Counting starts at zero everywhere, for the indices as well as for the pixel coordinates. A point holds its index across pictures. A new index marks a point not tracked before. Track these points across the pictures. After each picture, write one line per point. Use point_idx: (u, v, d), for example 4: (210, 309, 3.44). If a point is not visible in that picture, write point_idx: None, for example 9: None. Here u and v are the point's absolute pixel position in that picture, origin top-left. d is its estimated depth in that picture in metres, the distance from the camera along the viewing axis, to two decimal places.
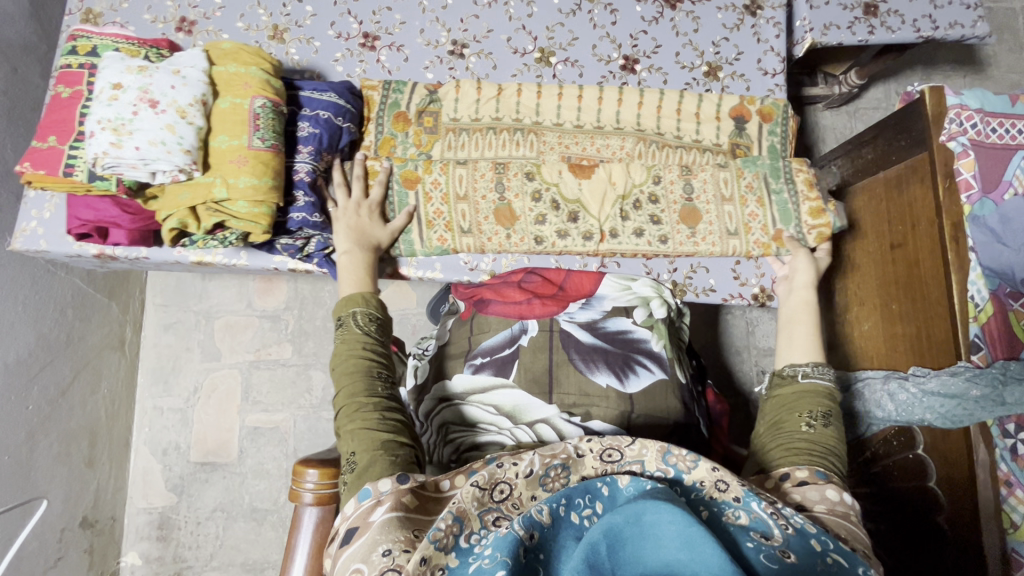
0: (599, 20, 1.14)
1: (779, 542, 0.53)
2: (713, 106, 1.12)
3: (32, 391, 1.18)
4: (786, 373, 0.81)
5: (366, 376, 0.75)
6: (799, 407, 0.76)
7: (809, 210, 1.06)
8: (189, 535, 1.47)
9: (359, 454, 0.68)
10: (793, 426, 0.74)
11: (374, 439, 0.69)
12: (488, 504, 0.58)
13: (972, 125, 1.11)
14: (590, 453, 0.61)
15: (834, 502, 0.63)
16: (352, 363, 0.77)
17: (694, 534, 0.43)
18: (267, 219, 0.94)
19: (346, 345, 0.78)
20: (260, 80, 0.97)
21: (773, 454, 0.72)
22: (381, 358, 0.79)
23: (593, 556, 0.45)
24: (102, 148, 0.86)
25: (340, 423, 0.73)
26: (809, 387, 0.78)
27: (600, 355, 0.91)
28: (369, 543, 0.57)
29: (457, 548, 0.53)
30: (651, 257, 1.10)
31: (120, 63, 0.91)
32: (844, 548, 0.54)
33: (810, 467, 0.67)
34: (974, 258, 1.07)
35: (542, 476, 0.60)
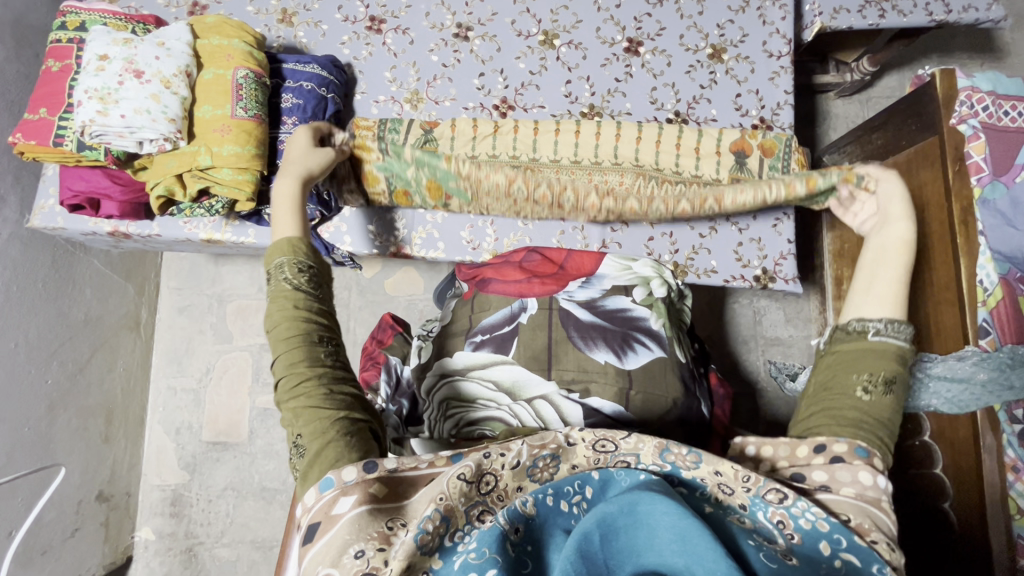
0: (603, 3, 1.14)
1: (783, 547, 0.50)
2: (713, 140, 1.09)
3: (51, 367, 1.22)
4: (852, 326, 0.68)
5: (304, 343, 0.64)
6: (857, 367, 0.64)
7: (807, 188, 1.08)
8: (200, 512, 1.51)
9: (307, 438, 0.59)
10: (849, 390, 0.63)
11: (320, 420, 0.59)
12: (475, 498, 0.53)
13: (984, 108, 1.09)
14: (582, 442, 0.56)
15: (865, 486, 0.56)
16: (287, 330, 0.64)
17: (687, 526, 0.42)
18: (252, 187, 0.88)
19: (279, 307, 0.66)
20: (243, 51, 0.90)
21: (816, 419, 0.63)
22: (321, 317, 0.67)
23: (585, 545, 0.44)
24: (89, 117, 0.80)
25: (280, 402, 0.62)
26: (879, 347, 0.64)
27: (599, 332, 0.92)
28: (338, 542, 0.50)
29: (440, 548, 0.49)
30: (653, 239, 1.11)
31: (107, 35, 0.83)
32: (857, 544, 0.50)
33: (850, 442, 0.58)
34: (984, 241, 1.07)
35: (529, 466, 0.55)
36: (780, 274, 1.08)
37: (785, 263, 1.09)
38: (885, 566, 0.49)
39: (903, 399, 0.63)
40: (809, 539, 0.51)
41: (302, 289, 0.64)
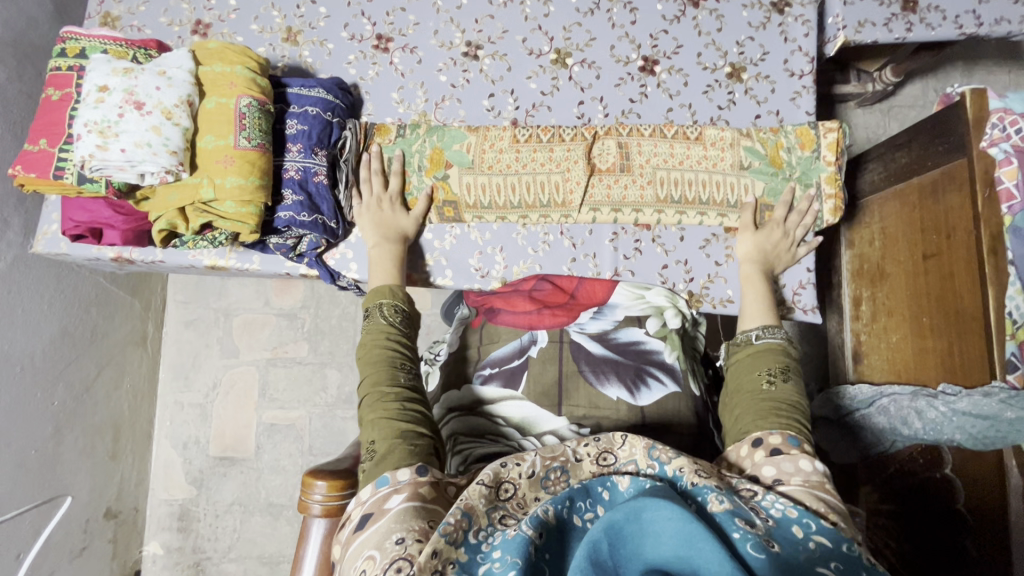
0: (618, 19, 1.10)
1: (762, 531, 0.52)
2: (738, 156, 1.04)
3: (59, 388, 1.22)
4: (742, 338, 0.87)
5: (387, 367, 0.76)
6: (760, 367, 0.81)
7: (831, 208, 1.03)
8: (208, 527, 1.51)
9: (378, 443, 0.68)
10: (755, 385, 0.79)
11: (392, 428, 0.69)
12: (495, 502, 0.58)
13: (1016, 131, 1.05)
14: (587, 457, 0.61)
15: (808, 472, 0.64)
16: (375, 353, 0.77)
17: (692, 533, 0.43)
18: (256, 220, 0.85)
19: (371, 335, 0.79)
20: (247, 78, 0.87)
21: (739, 419, 0.76)
22: (406, 349, 0.79)
23: (595, 554, 0.44)
24: (89, 151, 0.78)
25: (361, 414, 0.73)
26: (763, 348, 0.83)
27: (611, 366, 0.89)
28: (383, 531, 0.56)
29: (465, 543, 0.52)
30: (668, 266, 1.07)
31: (106, 64, 0.81)
32: (825, 527, 0.55)
33: (783, 433, 0.70)
34: (1014, 272, 1.01)
35: (542, 478, 0.60)
36: (799, 305, 1.04)
37: (805, 292, 1.05)
38: (852, 545, 0.53)
39: (800, 385, 0.79)
40: (782, 523, 0.55)
41: (394, 323, 0.78)
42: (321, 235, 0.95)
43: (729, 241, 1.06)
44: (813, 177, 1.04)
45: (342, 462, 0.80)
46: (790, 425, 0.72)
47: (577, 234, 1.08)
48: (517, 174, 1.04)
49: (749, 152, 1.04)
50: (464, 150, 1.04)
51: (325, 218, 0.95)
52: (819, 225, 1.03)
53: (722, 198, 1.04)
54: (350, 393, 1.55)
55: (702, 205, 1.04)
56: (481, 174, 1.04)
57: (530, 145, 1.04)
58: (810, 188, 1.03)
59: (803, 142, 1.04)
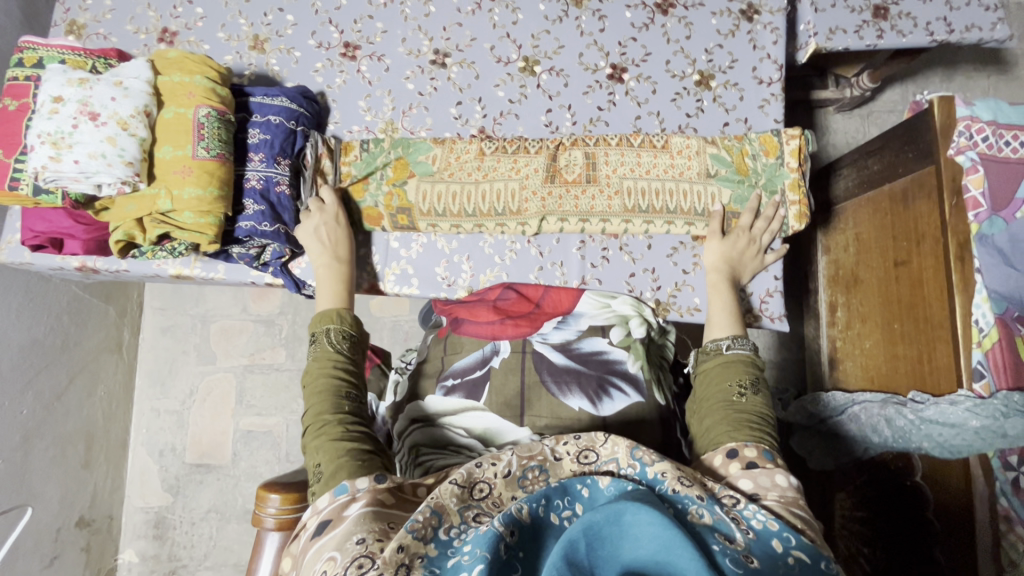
0: (587, 27, 1.10)
1: (741, 545, 0.53)
2: (705, 163, 1.04)
3: (27, 397, 1.21)
4: (710, 348, 0.86)
5: (334, 394, 0.73)
6: (730, 378, 0.79)
7: (795, 215, 1.03)
8: (183, 534, 1.50)
9: (325, 466, 0.66)
10: (726, 396, 0.78)
11: (339, 449, 0.67)
12: (468, 501, 0.57)
13: (982, 139, 1.04)
14: (567, 455, 0.61)
15: (784, 487, 0.63)
16: (320, 378, 0.74)
17: (670, 539, 0.43)
18: (215, 230, 0.85)
19: (315, 361, 0.76)
20: (206, 88, 0.86)
21: (710, 430, 0.75)
22: (352, 370, 0.77)
23: (572, 553, 0.43)
24: (41, 162, 0.77)
25: (307, 440, 0.70)
26: (731, 359, 0.82)
27: (573, 377, 0.89)
28: (342, 534, 0.55)
29: (435, 540, 0.52)
30: (635, 275, 1.06)
31: (62, 75, 0.80)
32: (806, 544, 0.54)
33: (759, 448, 0.69)
34: (980, 280, 1.02)
35: (519, 477, 0.59)
36: (766, 313, 1.04)
37: (772, 300, 1.05)
38: (830, 562, 0.53)
39: (769, 396, 0.78)
40: (763, 536, 0.55)
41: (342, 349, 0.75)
42: (283, 245, 0.94)
43: (696, 249, 1.06)
44: (778, 185, 1.03)
45: (298, 474, 0.80)
46: (764, 438, 0.71)
47: (544, 243, 1.08)
48: (478, 183, 1.04)
49: (715, 159, 1.04)
50: (429, 162, 1.04)
51: (287, 228, 0.94)
52: (786, 231, 1.03)
53: (689, 206, 1.03)
54: None
55: (670, 213, 1.04)
56: (441, 182, 1.04)
57: (488, 152, 1.04)
58: (776, 196, 1.03)
59: (767, 150, 1.04)
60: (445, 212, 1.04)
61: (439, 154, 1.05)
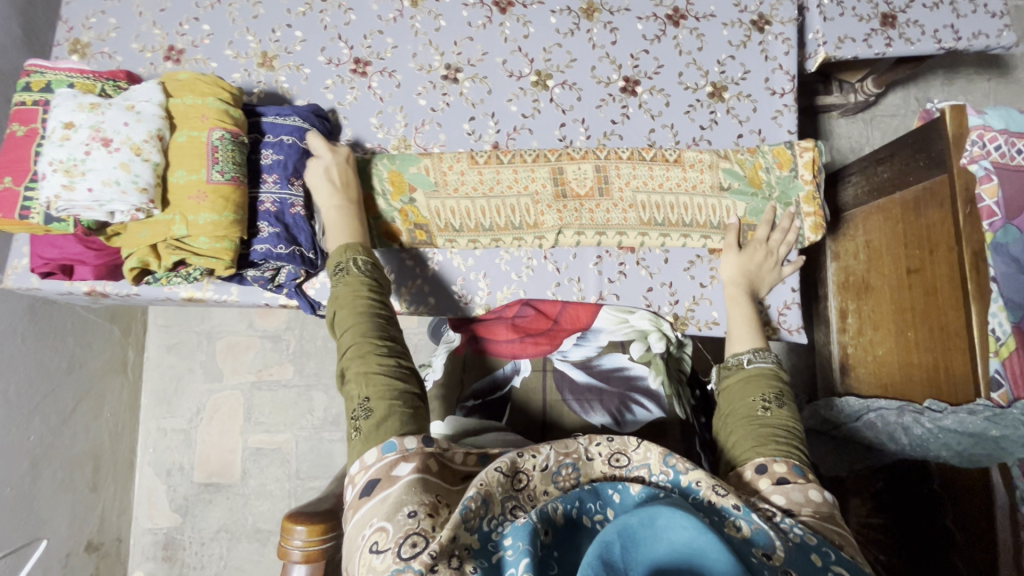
0: (599, 40, 1.09)
1: (780, 562, 0.50)
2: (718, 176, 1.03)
3: (34, 422, 1.19)
4: (731, 363, 0.84)
5: (374, 320, 0.71)
6: (752, 391, 0.78)
7: (810, 226, 1.03)
8: (193, 555, 1.48)
9: (373, 402, 0.64)
10: (750, 410, 0.76)
11: (388, 386, 0.65)
12: (510, 491, 0.55)
13: (996, 148, 1.05)
14: (599, 456, 0.59)
15: (817, 502, 0.62)
16: (359, 306, 0.71)
17: (707, 543, 0.42)
18: (232, 255, 0.84)
19: (349, 289, 0.73)
20: (219, 110, 0.85)
21: (736, 446, 0.73)
22: (386, 302, 0.75)
23: (607, 554, 0.42)
24: (54, 192, 0.75)
25: (348, 368, 0.67)
26: (754, 372, 0.81)
27: (595, 395, 0.89)
28: (394, 501, 0.55)
29: (479, 530, 0.51)
30: (652, 289, 1.06)
31: (72, 100, 0.79)
32: (846, 560, 0.53)
33: (787, 462, 0.67)
34: (996, 289, 1.02)
35: (554, 473, 0.57)
36: (784, 325, 1.04)
37: (790, 312, 1.05)
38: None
39: (796, 409, 0.76)
40: (801, 549, 0.53)
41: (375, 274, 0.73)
42: (299, 267, 0.93)
43: (713, 262, 1.05)
44: (792, 196, 1.03)
45: (322, 502, 0.78)
46: (791, 451, 0.69)
47: (561, 258, 1.06)
48: (486, 198, 1.03)
49: (727, 173, 1.03)
50: (424, 173, 1.02)
51: (302, 250, 0.93)
52: (801, 243, 1.03)
53: (704, 220, 1.03)
54: (337, 414, 1.53)
55: (685, 227, 1.04)
56: (447, 198, 1.03)
57: (498, 167, 1.03)
58: (790, 207, 1.03)
59: (780, 162, 1.04)
60: (461, 228, 1.03)
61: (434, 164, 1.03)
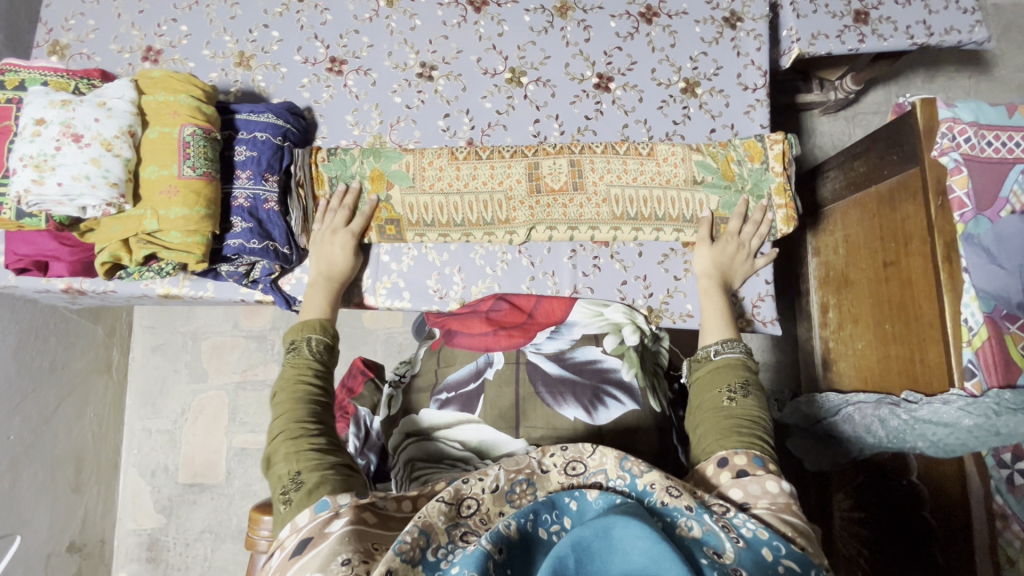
0: (572, 37, 1.10)
1: (730, 560, 0.52)
2: (690, 168, 1.04)
3: (15, 422, 1.19)
4: (701, 355, 0.84)
5: (313, 399, 0.73)
6: (718, 383, 0.78)
7: (782, 218, 1.03)
8: (178, 556, 1.48)
9: (304, 474, 0.64)
10: (715, 402, 0.76)
11: (321, 458, 0.66)
12: (456, 519, 0.56)
13: (966, 140, 1.06)
14: (554, 468, 0.60)
15: (775, 494, 0.62)
16: (300, 387, 0.74)
17: (661, 554, 0.43)
18: (203, 249, 0.84)
19: (293, 371, 0.76)
20: (191, 106, 0.86)
21: (702, 439, 0.73)
22: (328, 383, 0.77)
23: (560, 567, 0.43)
24: (25, 186, 0.76)
25: (280, 446, 0.68)
26: (723, 362, 0.81)
27: (568, 387, 0.89)
28: (326, 553, 0.54)
29: (423, 562, 0.51)
30: (627, 282, 1.06)
31: (44, 97, 0.80)
32: (795, 552, 0.55)
33: (748, 454, 0.67)
34: (967, 279, 1.02)
35: (508, 492, 0.58)
36: (758, 317, 1.04)
37: (764, 304, 1.05)
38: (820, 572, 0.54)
39: (762, 398, 0.76)
40: (753, 544, 0.55)
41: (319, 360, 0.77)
42: (273, 262, 0.94)
43: (687, 255, 1.06)
44: (764, 188, 1.04)
45: None
46: (753, 442, 0.69)
47: (535, 252, 1.07)
48: (461, 194, 1.03)
49: (701, 166, 1.04)
50: (404, 169, 1.02)
51: (276, 245, 0.94)
52: (774, 235, 1.03)
53: (677, 213, 1.04)
54: None
55: (656, 220, 1.04)
56: (423, 193, 1.03)
57: (472, 162, 1.04)
58: (763, 199, 1.04)
59: (751, 155, 1.05)
60: (435, 221, 1.03)
61: (413, 160, 1.03)
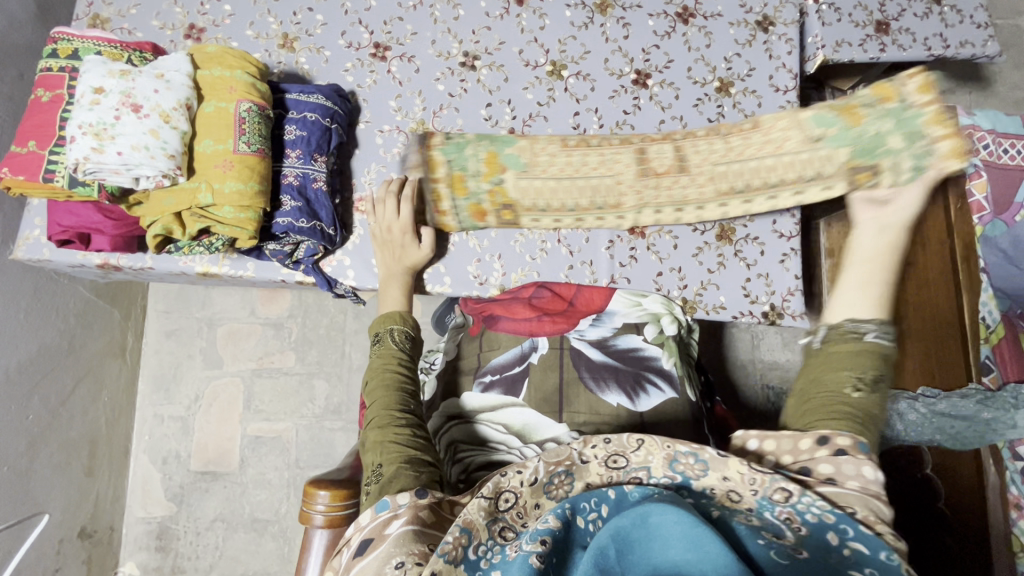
0: (611, 34, 1.13)
1: (791, 541, 0.49)
2: (812, 126, 0.92)
3: (33, 402, 1.17)
4: (850, 328, 0.69)
5: (399, 391, 0.77)
6: (847, 366, 0.67)
7: (949, 149, 0.86)
8: (188, 545, 1.45)
9: (385, 467, 0.67)
10: (837, 386, 0.66)
11: (401, 453, 0.68)
12: (495, 513, 0.55)
13: (985, 146, 1.08)
14: (594, 458, 0.58)
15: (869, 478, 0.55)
16: (386, 378, 0.78)
17: (700, 535, 0.42)
18: (255, 225, 0.84)
19: (381, 360, 0.80)
20: (246, 83, 0.86)
21: (805, 415, 0.65)
22: (413, 373, 0.81)
23: (602, 561, 0.44)
24: (84, 154, 0.75)
25: (369, 434, 0.72)
26: (871, 347, 0.67)
27: (610, 373, 0.91)
28: (382, 556, 0.53)
29: (466, 560, 0.49)
30: (663, 273, 1.09)
31: (102, 66, 0.79)
32: (864, 533, 0.50)
33: (853, 439, 0.59)
34: (986, 278, 1.08)
35: (546, 483, 0.57)
36: (787, 311, 1.07)
37: (793, 299, 1.08)
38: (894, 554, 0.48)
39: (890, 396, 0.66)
40: (817, 529, 0.51)
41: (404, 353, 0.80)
42: (318, 242, 0.94)
43: (721, 249, 1.09)
44: (912, 126, 0.87)
45: (341, 473, 0.79)
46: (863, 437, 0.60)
47: (574, 242, 1.09)
48: (572, 178, 1.00)
49: (819, 122, 0.91)
50: (518, 153, 0.99)
51: (323, 225, 0.94)
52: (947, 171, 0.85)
53: (795, 177, 0.95)
54: (338, 403, 1.52)
55: (740, 195, 0.99)
56: (537, 177, 0.99)
57: (581, 149, 1.00)
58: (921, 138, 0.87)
59: (885, 95, 0.88)
60: (548, 205, 1.01)
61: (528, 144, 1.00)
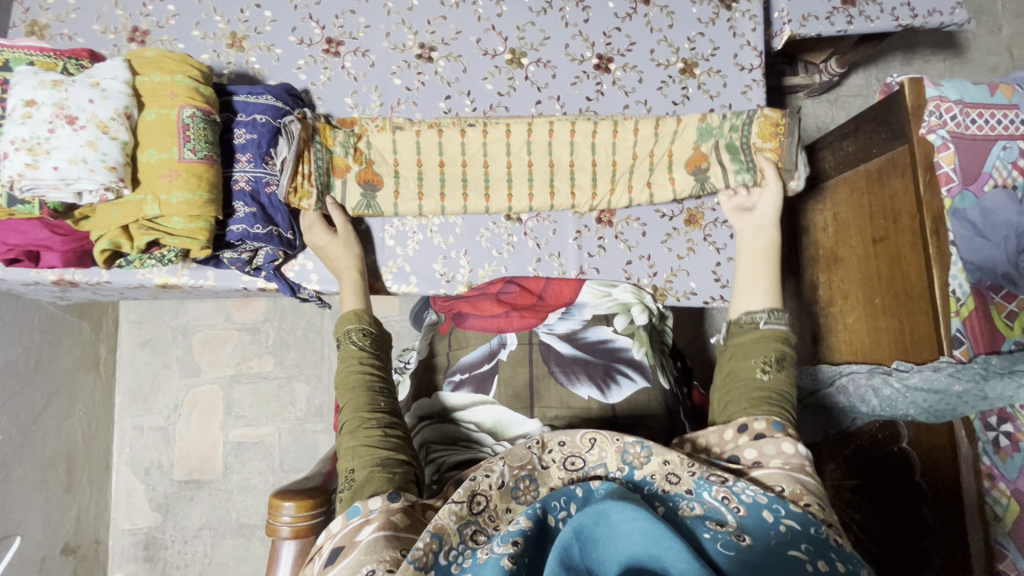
0: (571, 18, 1.10)
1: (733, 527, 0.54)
2: None
3: (2, 423, 1.15)
4: (745, 320, 0.82)
5: (368, 390, 0.74)
6: (755, 352, 0.77)
7: None
8: (176, 554, 1.45)
9: (358, 472, 0.67)
10: (749, 372, 0.75)
11: (373, 456, 0.67)
12: (466, 518, 0.56)
13: (952, 118, 1.06)
14: (553, 463, 0.62)
15: (790, 454, 0.64)
16: (352, 380, 0.75)
17: (659, 534, 0.43)
18: (207, 235, 0.82)
19: (345, 363, 0.77)
20: (188, 87, 0.83)
21: (729, 404, 0.74)
22: (381, 370, 0.78)
23: (567, 558, 0.44)
24: (17, 170, 0.74)
25: (341, 440, 0.71)
26: (768, 333, 0.79)
27: (581, 365, 0.90)
28: (353, 563, 0.54)
29: (436, 566, 0.51)
30: (632, 262, 1.08)
31: (33, 77, 0.76)
32: (794, 510, 0.55)
33: (766, 419, 0.68)
34: (956, 252, 1.03)
35: (513, 489, 0.59)
36: None
37: None
38: (819, 527, 0.54)
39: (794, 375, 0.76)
40: (753, 510, 0.55)
41: (367, 350, 0.77)
42: (277, 247, 0.94)
43: (690, 234, 1.08)
44: None
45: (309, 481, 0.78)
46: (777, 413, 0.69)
47: (541, 234, 1.08)
48: None
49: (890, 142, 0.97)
50: None
51: (280, 230, 0.94)
52: None
53: None
54: (320, 405, 1.51)
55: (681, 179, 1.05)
56: None
57: None
58: None
59: None
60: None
61: None
